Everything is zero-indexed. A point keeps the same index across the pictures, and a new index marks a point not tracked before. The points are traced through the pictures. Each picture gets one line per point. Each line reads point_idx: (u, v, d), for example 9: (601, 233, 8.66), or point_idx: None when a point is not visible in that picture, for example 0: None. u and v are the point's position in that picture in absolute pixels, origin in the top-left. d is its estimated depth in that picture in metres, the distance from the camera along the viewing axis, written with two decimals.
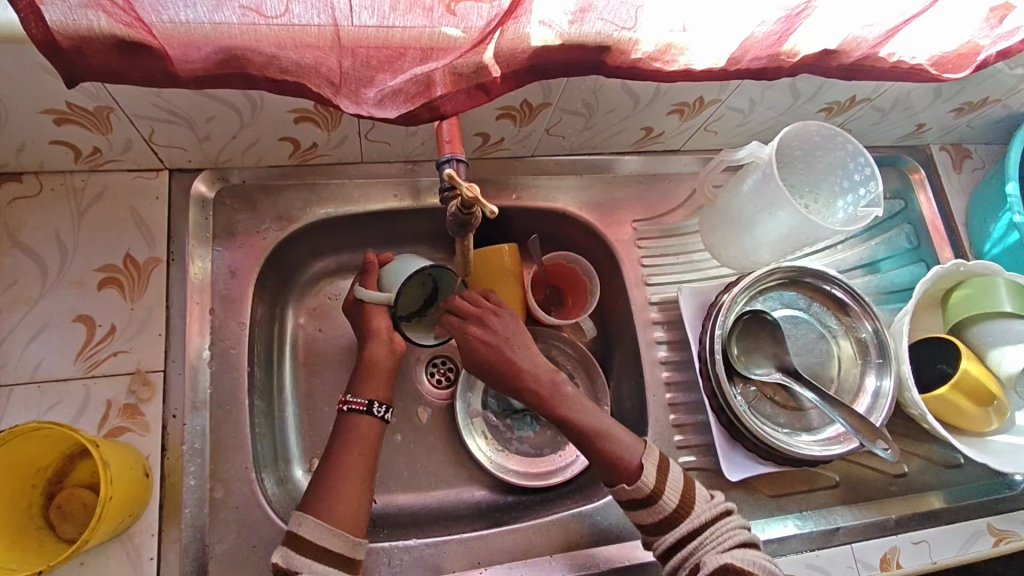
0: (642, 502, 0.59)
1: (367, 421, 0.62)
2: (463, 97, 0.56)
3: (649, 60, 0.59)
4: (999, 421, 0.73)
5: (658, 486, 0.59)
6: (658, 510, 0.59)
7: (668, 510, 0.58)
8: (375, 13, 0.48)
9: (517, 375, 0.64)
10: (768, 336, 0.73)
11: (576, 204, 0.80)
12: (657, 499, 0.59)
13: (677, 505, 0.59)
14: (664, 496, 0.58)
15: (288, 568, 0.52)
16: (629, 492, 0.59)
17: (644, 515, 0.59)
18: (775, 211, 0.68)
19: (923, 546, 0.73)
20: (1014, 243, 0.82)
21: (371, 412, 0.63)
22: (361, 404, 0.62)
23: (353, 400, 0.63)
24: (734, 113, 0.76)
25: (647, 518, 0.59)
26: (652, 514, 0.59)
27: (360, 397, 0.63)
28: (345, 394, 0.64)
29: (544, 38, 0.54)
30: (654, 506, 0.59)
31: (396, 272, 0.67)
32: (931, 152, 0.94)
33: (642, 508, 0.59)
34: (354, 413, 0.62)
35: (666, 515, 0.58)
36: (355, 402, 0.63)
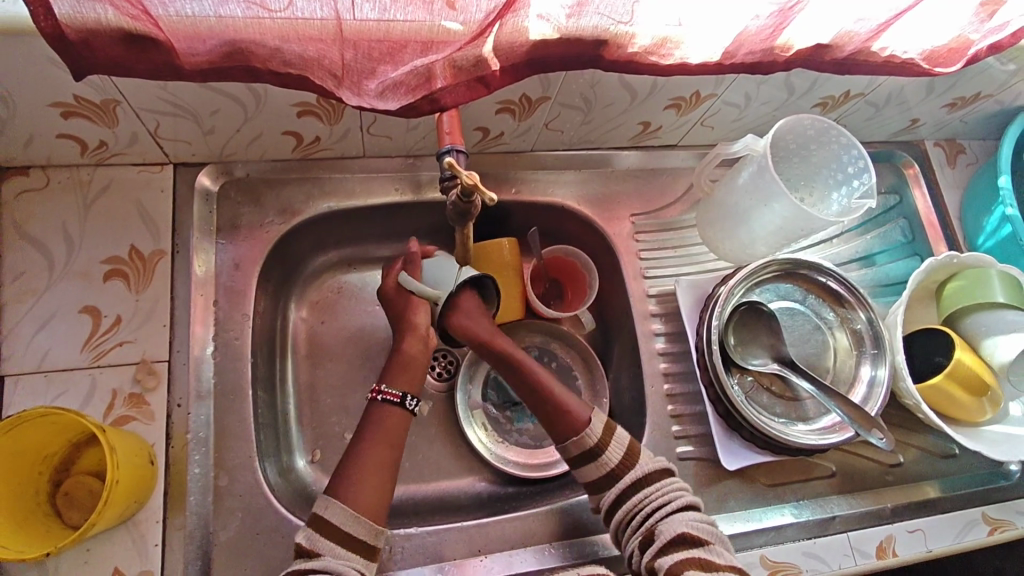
0: (588, 454, 0.64)
1: (397, 413, 0.64)
2: (463, 89, 0.57)
3: (645, 54, 0.60)
4: (993, 411, 0.74)
5: (601, 439, 0.64)
6: (602, 464, 0.63)
7: (612, 464, 0.63)
8: (376, 6, 0.49)
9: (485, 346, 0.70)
10: (765, 327, 0.74)
11: (575, 199, 0.81)
12: (602, 452, 0.64)
13: (621, 459, 0.63)
14: (608, 450, 0.64)
15: (313, 550, 0.54)
16: (577, 444, 0.65)
17: (590, 470, 0.64)
18: (770, 203, 0.69)
19: (919, 534, 0.74)
20: (1007, 235, 0.83)
21: (404, 405, 0.65)
22: (395, 395, 0.65)
23: (386, 391, 0.65)
24: (729, 107, 0.77)
25: (592, 473, 0.64)
26: (597, 468, 0.64)
27: (394, 389, 0.65)
28: (377, 384, 0.66)
29: (542, 32, 0.55)
30: (598, 459, 0.64)
31: (439, 273, 0.69)
32: (926, 148, 0.95)
33: (587, 462, 0.64)
34: (387, 404, 0.64)
35: (611, 468, 0.63)
36: (389, 393, 0.65)
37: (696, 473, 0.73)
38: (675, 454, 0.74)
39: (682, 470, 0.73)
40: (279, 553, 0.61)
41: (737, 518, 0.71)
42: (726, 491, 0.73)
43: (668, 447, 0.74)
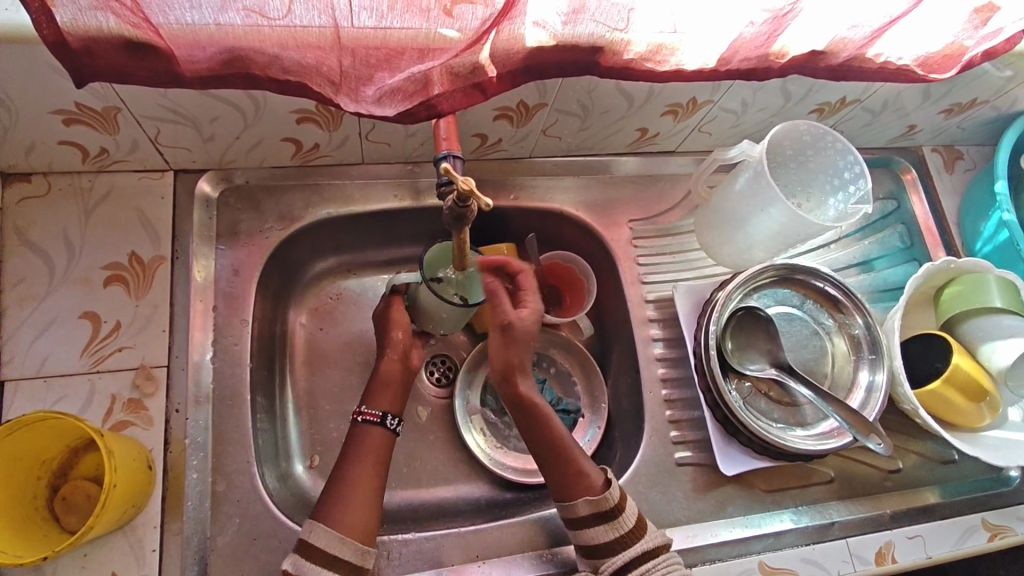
0: (603, 515, 0.61)
1: (379, 432, 0.64)
2: (459, 95, 0.58)
3: (641, 61, 0.61)
4: (992, 417, 0.73)
5: (620, 501, 0.62)
6: (617, 526, 0.60)
7: (627, 527, 0.60)
8: (374, 13, 0.50)
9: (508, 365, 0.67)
10: (762, 332, 0.74)
11: (573, 205, 0.82)
12: (618, 514, 0.61)
13: (634, 525, 0.61)
14: (625, 512, 0.61)
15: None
16: (593, 503, 0.61)
17: (600, 531, 0.61)
18: (766, 209, 0.70)
19: (918, 540, 0.73)
20: (1004, 241, 0.83)
21: (384, 424, 0.65)
22: (375, 415, 0.65)
23: (367, 411, 0.65)
24: (726, 114, 0.77)
25: (602, 536, 0.61)
26: (609, 529, 0.60)
27: (373, 409, 0.66)
28: (359, 406, 0.66)
29: (538, 39, 0.56)
30: (614, 521, 0.61)
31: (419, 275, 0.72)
32: (923, 154, 0.95)
33: (599, 523, 0.61)
34: (367, 424, 0.65)
35: (623, 532, 0.60)
36: (369, 414, 0.65)
37: (695, 479, 0.73)
38: (674, 460, 0.74)
39: (681, 476, 0.73)
40: (275, 559, 0.61)
41: (736, 523, 0.71)
42: (725, 496, 0.73)
43: (666, 452, 0.74)
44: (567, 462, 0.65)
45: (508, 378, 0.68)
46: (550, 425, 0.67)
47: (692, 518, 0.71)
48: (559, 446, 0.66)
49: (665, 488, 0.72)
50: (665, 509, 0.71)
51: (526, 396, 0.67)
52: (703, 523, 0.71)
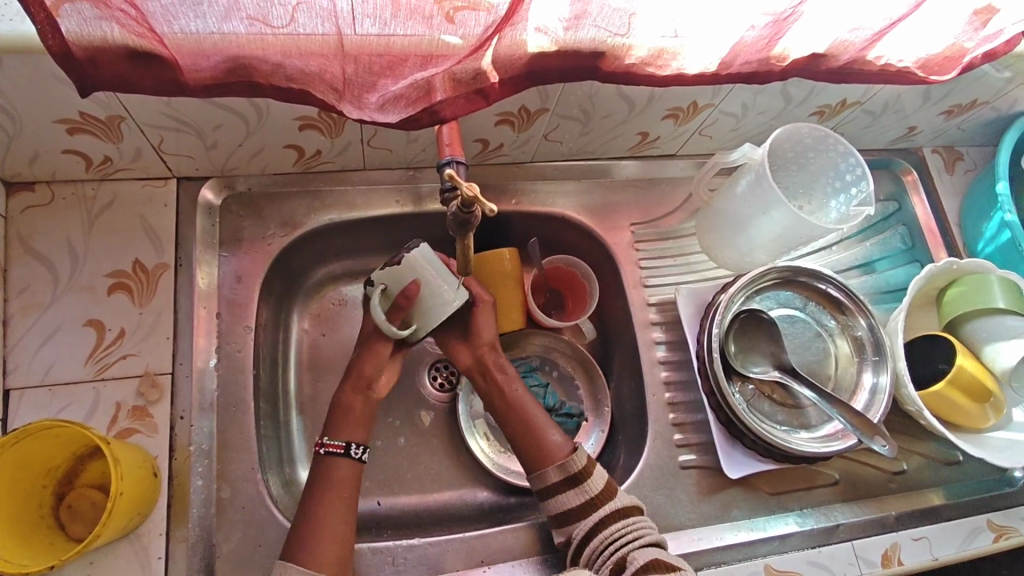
0: (572, 480, 0.64)
1: (345, 464, 0.63)
2: (462, 101, 0.58)
3: (642, 65, 0.61)
4: (996, 418, 0.73)
5: (586, 466, 0.65)
6: (584, 490, 0.63)
7: (594, 490, 0.63)
8: (377, 21, 0.50)
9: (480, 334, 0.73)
10: (766, 335, 0.74)
11: (575, 209, 0.82)
12: (585, 478, 0.64)
13: (601, 489, 0.63)
14: (591, 477, 0.64)
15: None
16: (561, 469, 0.64)
17: (570, 497, 0.63)
18: (769, 212, 0.70)
19: (923, 543, 0.73)
20: (1006, 241, 0.83)
21: (349, 455, 0.63)
22: (338, 446, 0.63)
23: (330, 442, 0.64)
24: (727, 117, 0.77)
25: (572, 501, 0.63)
26: (578, 494, 0.63)
27: (337, 440, 0.64)
28: (320, 437, 0.65)
29: (540, 45, 0.56)
30: (581, 485, 0.63)
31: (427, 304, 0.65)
32: (923, 155, 0.95)
33: (568, 488, 0.64)
34: (332, 456, 0.63)
35: (591, 496, 0.63)
36: (332, 445, 0.64)
37: (699, 482, 0.73)
38: (678, 463, 0.74)
39: (685, 479, 0.73)
40: None
41: (740, 526, 0.71)
42: (730, 499, 0.72)
43: (670, 456, 0.74)
44: (536, 433, 0.68)
45: (492, 350, 0.73)
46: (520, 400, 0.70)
47: (697, 521, 0.71)
48: (528, 417, 0.69)
49: (669, 492, 0.72)
50: (670, 512, 0.71)
51: (506, 367, 0.72)
52: (708, 526, 0.71)
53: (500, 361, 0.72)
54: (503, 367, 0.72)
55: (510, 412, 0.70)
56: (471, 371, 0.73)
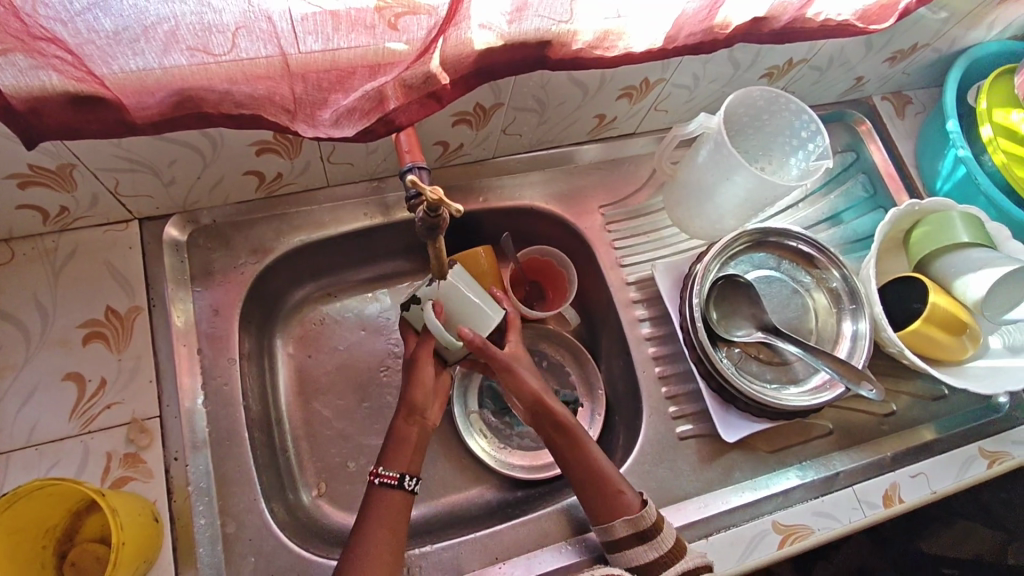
0: (642, 536, 0.61)
1: (397, 496, 0.60)
2: (416, 107, 0.58)
3: (590, 49, 0.62)
4: (974, 347, 0.76)
5: (657, 521, 0.61)
6: (656, 546, 0.60)
7: (667, 547, 0.60)
8: (320, 36, 0.49)
9: (519, 384, 0.65)
10: (745, 298, 0.75)
11: (543, 199, 0.82)
12: (657, 533, 0.61)
13: (672, 547, 0.60)
14: (663, 532, 0.61)
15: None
16: (631, 523, 0.61)
17: (640, 552, 0.60)
18: (731, 177, 0.70)
19: (922, 478, 0.75)
20: (962, 177, 0.86)
21: (402, 487, 0.60)
22: (393, 478, 0.60)
23: (384, 472, 0.60)
24: (680, 90, 0.78)
25: (643, 556, 0.60)
26: (649, 550, 0.60)
27: (391, 470, 0.60)
28: (375, 465, 0.61)
29: (486, 41, 0.57)
30: (652, 541, 0.60)
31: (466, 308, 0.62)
32: (874, 103, 0.97)
33: (638, 543, 0.61)
34: (384, 487, 0.59)
35: (662, 553, 0.60)
36: (387, 476, 0.60)
37: (699, 450, 0.74)
38: (676, 435, 0.75)
39: (684, 450, 0.74)
40: None
41: (744, 488, 0.72)
42: (730, 463, 0.74)
43: (667, 429, 0.75)
44: (604, 485, 0.63)
45: (546, 399, 0.66)
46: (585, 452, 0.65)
47: (701, 488, 0.72)
48: (595, 468, 0.64)
49: (671, 464, 0.73)
50: (673, 484, 0.72)
51: (559, 421, 0.66)
52: (714, 491, 0.72)
53: (552, 415, 0.66)
54: (555, 421, 0.66)
55: (570, 467, 0.65)
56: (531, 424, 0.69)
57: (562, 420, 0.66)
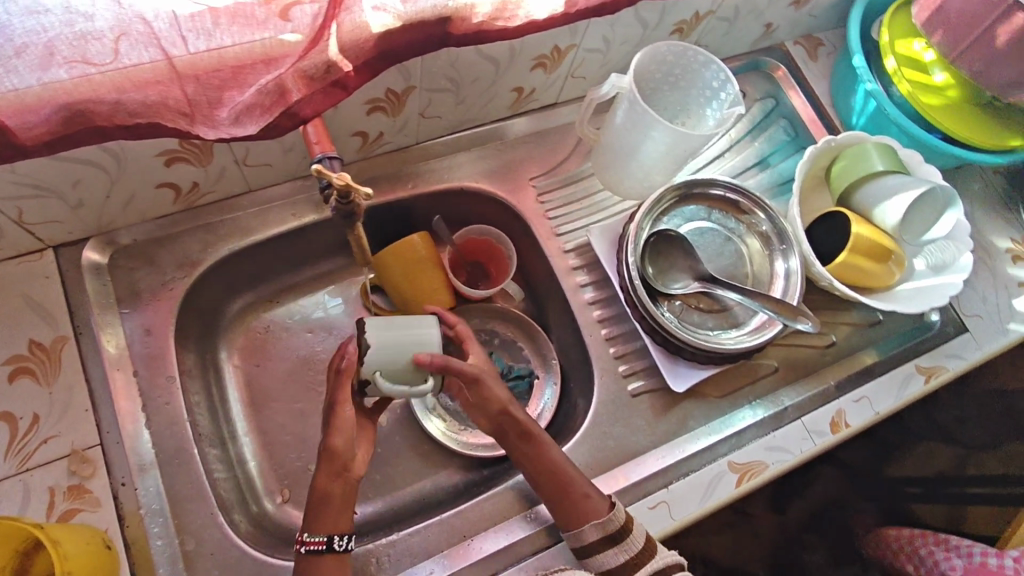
0: (611, 538, 0.62)
1: (330, 558, 0.59)
2: (320, 96, 0.56)
3: (491, 21, 0.62)
4: (900, 271, 0.79)
5: (626, 522, 0.62)
6: (625, 548, 0.61)
7: (636, 548, 0.61)
8: (201, 33, 0.48)
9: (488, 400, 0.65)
10: (679, 251, 0.76)
11: (473, 179, 0.82)
12: (626, 536, 0.62)
13: (642, 547, 0.61)
14: (632, 534, 0.62)
15: None
16: (600, 527, 0.62)
17: (610, 556, 0.61)
18: (650, 133, 0.71)
19: (865, 402, 0.78)
20: (874, 110, 0.89)
21: (332, 549, 0.59)
22: (319, 543, 0.59)
23: (310, 539, 0.59)
24: (593, 54, 0.79)
25: (613, 560, 0.61)
26: (619, 553, 0.61)
27: (317, 535, 0.59)
28: (300, 532, 0.60)
29: (384, 23, 0.56)
30: (622, 543, 0.61)
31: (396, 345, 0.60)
32: (787, 48, 1.00)
33: (608, 547, 0.62)
34: (314, 554, 0.59)
35: (633, 555, 0.61)
36: (313, 542, 0.59)
37: (652, 404, 0.76)
38: (628, 393, 0.76)
39: (638, 406, 0.76)
40: None
41: (699, 434, 0.74)
42: (683, 412, 0.76)
43: (619, 388, 0.76)
44: (570, 491, 0.64)
45: (510, 413, 0.66)
46: (552, 460, 0.65)
47: (657, 441, 0.74)
48: (561, 476, 0.64)
49: (626, 421, 0.75)
50: (630, 440, 0.74)
51: (525, 427, 0.66)
52: (670, 441, 0.74)
53: (517, 423, 0.66)
54: (522, 428, 0.66)
55: (538, 474, 0.65)
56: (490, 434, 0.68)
57: (526, 427, 0.66)
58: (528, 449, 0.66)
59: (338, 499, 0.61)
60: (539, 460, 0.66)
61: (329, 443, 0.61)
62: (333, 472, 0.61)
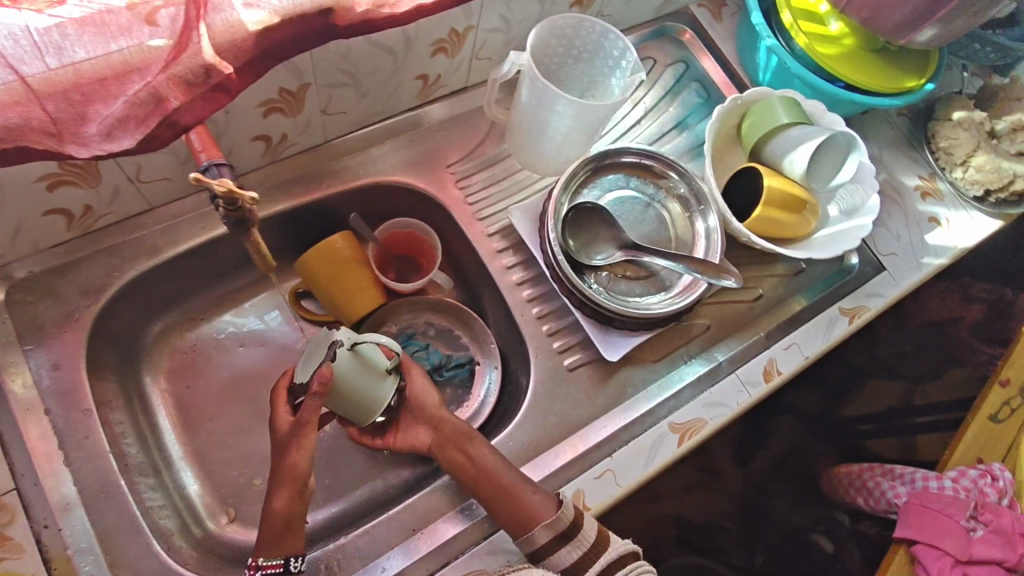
0: (562, 536, 0.62)
1: None
2: (201, 102, 0.54)
3: (376, 9, 0.60)
4: (815, 219, 0.81)
5: (575, 518, 0.63)
6: (578, 544, 0.62)
7: (589, 542, 0.62)
8: (51, 47, 0.46)
9: (421, 405, 0.71)
10: (601, 221, 0.77)
11: (390, 173, 0.81)
12: (576, 532, 0.62)
13: (595, 540, 0.62)
14: (583, 530, 0.62)
15: None
16: (550, 528, 0.62)
17: (564, 553, 0.62)
18: (554, 108, 0.71)
19: (794, 348, 0.81)
20: (776, 65, 0.91)
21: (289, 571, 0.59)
22: (276, 566, 0.59)
23: (266, 563, 0.59)
24: (494, 34, 0.78)
25: (567, 557, 0.62)
26: (572, 550, 0.62)
27: (273, 559, 0.59)
28: (254, 559, 0.60)
29: (259, 19, 0.55)
30: (574, 541, 0.62)
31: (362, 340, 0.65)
32: (692, 12, 1.01)
33: (561, 546, 0.62)
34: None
35: (586, 550, 0.62)
36: (269, 566, 0.59)
37: (590, 376, 0.77)
38: (565, 367, 0.77)
39: (576, 379, 0.77)
40: None
41: (638, 400, 0.75)
42: (622, 380, 0.77)
43: (555, 363, 0.77)
44: (514, 495, 0.64)
45: (446, 418, 0.70)
46: (491, 466, 0.66)
47: (598, 411, 0.75)
48: (503, 481, 0.65)
49: (565, 396, 0.76)
50: (571, 414, 0.75)
51: (464, 431, 0.69)
52: (611, 410, 0.75)
53: (454, 427, 0.70)
54: (462, 433, 0.69)
55: (485, 480, 0.66)
56: (432, 449, 0.70)
57: (463, 431, 0.69)
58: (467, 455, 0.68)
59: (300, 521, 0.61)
60: (479, 464, 0.67)
61: (284, 463, 0.61)
62: (295, 492, 0.61)
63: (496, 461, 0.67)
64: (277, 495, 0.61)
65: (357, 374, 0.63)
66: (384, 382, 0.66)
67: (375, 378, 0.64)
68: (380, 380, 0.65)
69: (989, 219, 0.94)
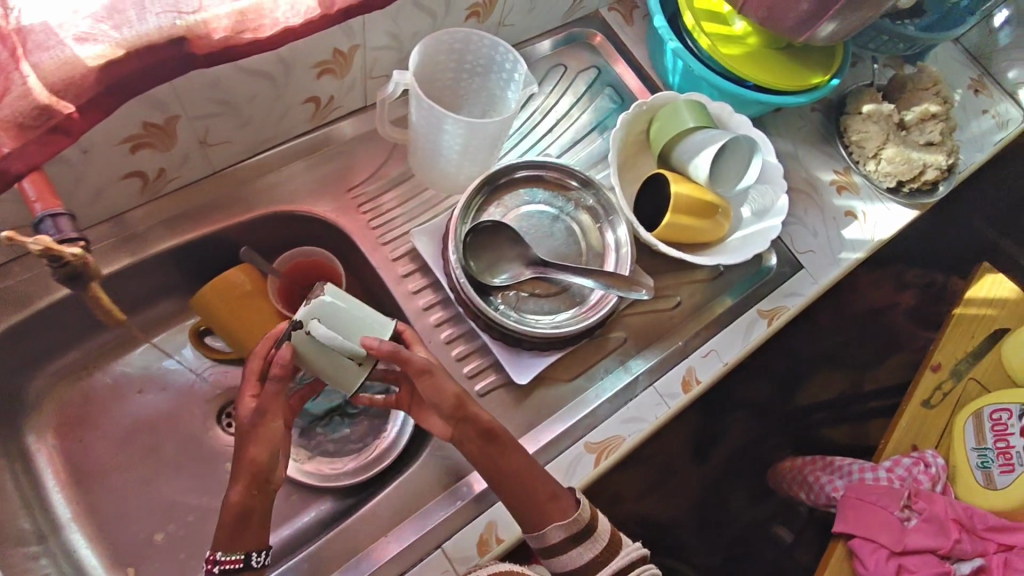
0: (577, 537, 0.61)
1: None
2: (36, 146, 0.50)
3: (236, 33, 0.56)
4: (728, 223, 0.80)
5: (592, 518, 0.62)
6: (592, 546, 0.60)
7: (604, 542, 0.61)
8: None
9: (441, 394, 0.62)
10: (505, 239, 0.74)
11: (286, 200, 0.78)
12: (594, 530, 0.61)
13: (607, 544, 0.61)
14: (598, 530, 0.61)
15: None
16: (566, 527, 0.60)
17: (576, 555, 0.60)
18: (444, 128, 0.69)
19: (712, 355, 0.80)
20: (683, 69, 0.90)
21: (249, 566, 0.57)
22: (235, 561, 0.56)
23: (224, 557, 0.56)
24: (384, 52, 0.75)
25: (579, 559, 0.60)
26: (585, 551, 0.60)
27: (235, 552, 0.56)
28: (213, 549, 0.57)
29: (99, 53, 0.51)
30: (589, 541, 0.61)
31: (340, 321, 0.57)
32: (602, 16, 0.99)
33: (574, 546, 0.60)
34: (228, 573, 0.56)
35: (598, 553, 0.60)
36: (228, 560, 0.56)
37: (503, 400, 0.74)
38: (476, 394, 0.74)
39: (489, 405, 0.74)
40: None
41: (552, 422, 0.74)
42: (536, 402, 0.75)
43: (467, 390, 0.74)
44: (538, 491, 0.62)
45: (465, 414, 0.63)
46: (517, 459, 0.63)
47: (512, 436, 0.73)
48: (526, 476, 0.63)
49: None
50: None
51: (488, 427, 0.63)
52: (525, 435, 0.73)
53: (476, 421, 0.63)
54: (486, 428, 0.63)
55: (505, 476, 0.63)
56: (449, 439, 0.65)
57: (487, 426, 0.64)
58: (492, 449, 0.63)
59: (259, 515, 0.58)
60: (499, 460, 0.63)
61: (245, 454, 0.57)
62: (253, 485, 0.57)
63: (512, 454, 0.64)
64: (234, 487, 0.57)
65: (316, 360, 0.57)
66: (349, 376, 0.58)
67: (338, 367, 0.58)
68: (344, 371, 0.58)
69: (904, 210, 0.95)
